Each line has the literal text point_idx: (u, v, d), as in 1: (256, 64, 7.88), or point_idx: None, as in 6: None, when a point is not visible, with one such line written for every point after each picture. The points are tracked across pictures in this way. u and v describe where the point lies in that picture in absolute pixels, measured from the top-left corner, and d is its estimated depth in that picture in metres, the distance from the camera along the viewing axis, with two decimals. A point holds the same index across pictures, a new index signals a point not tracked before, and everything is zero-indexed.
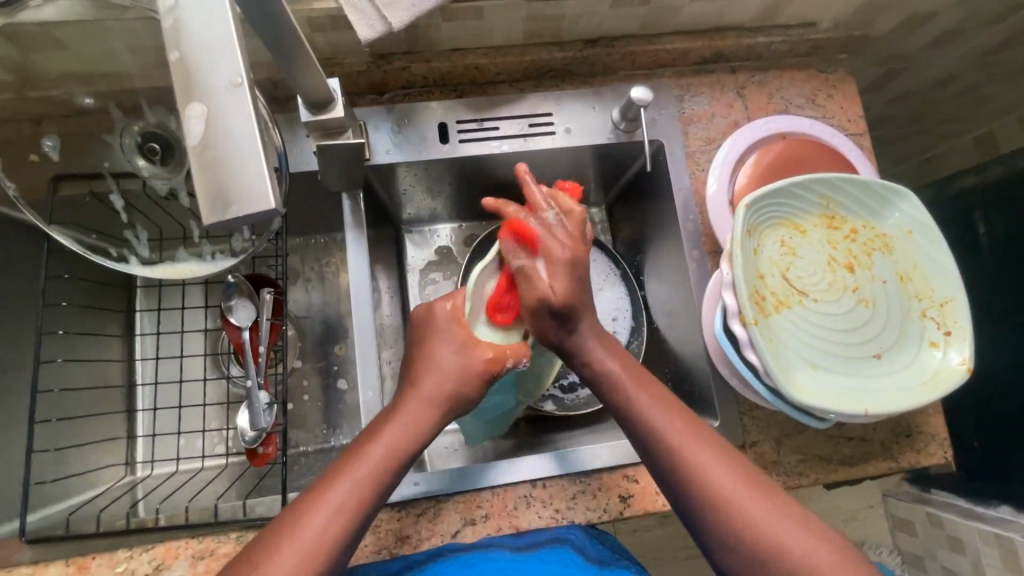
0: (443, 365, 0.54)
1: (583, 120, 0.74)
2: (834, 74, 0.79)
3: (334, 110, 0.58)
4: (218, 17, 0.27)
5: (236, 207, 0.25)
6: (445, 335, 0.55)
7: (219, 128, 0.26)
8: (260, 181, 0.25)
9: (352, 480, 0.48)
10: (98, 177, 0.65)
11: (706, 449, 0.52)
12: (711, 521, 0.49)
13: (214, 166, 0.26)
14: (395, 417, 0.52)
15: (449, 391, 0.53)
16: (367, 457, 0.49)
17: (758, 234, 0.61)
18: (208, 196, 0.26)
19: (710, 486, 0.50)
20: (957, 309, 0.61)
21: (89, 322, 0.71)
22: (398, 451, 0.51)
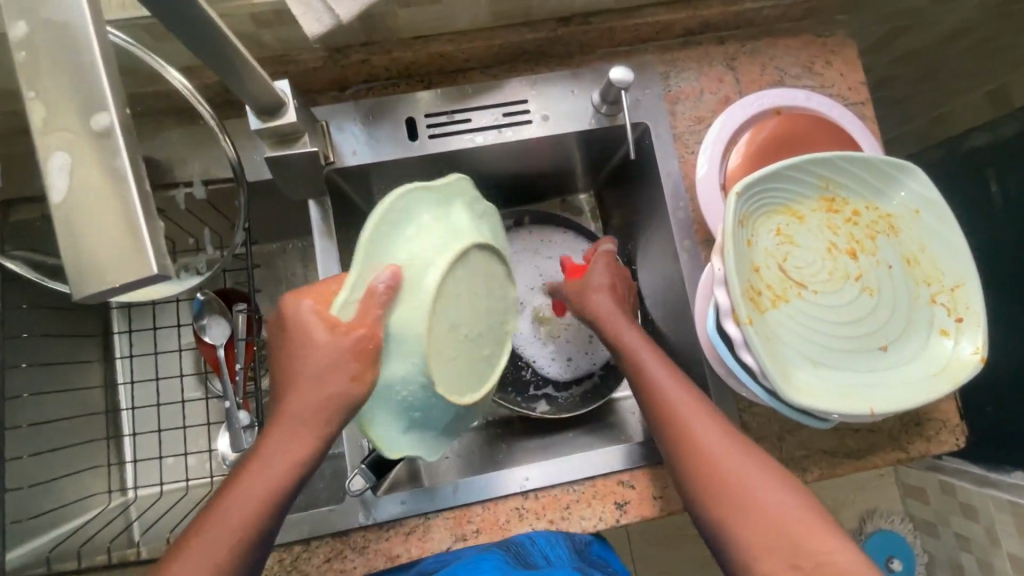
0: (313, 367, 0.45)
1: (561, 106, 0.69)
2: (832, 37, 0.73)
3: (285, 115, 0.54)
4: (83, 45, 0.23)
5: (115, 275, 0.22)
6: (312, 328, 0.45)
7: (92, 179, 0.23)
8: (137, 241, 0.22)
9: (243, 489, 0.45)
10: (48, 201, 0.61)
11: (707, 422, 0.53)
12: (691, 471, 0.52)
13: (88, 225, 0.22)
14: (273, 431, 0.46)
15: (321, 420, 0.45)
16: (258, 472, 0.46)
17: (752, 223, 0.57)
18: (78, 265, 0.22)
19: (707, 458, 0.51)
20: (969, 293, 0.56)
21: (59, 350, 0.69)
22: (286, 470, 0.46)
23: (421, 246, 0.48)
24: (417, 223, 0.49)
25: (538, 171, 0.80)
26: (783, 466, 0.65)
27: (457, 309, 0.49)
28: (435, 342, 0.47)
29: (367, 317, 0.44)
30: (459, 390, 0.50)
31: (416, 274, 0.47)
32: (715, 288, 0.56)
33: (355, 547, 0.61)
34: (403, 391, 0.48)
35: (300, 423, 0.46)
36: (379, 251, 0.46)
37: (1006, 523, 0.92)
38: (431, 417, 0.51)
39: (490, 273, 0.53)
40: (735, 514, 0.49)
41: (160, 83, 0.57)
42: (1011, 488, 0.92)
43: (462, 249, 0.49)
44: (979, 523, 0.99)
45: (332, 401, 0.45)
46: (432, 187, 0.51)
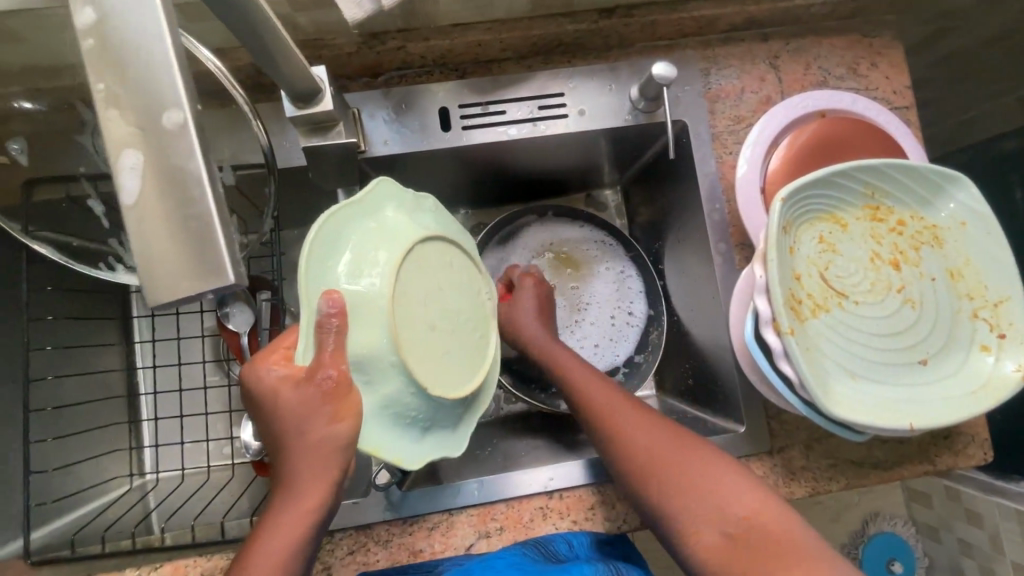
0: (296, 423, 0.44)
1: (598, 100, 0.67)
2: (879, 38, 0.71)
3: (321, 102, 0.52)
4: (152, 43, 0.23)
5: (189, 284, 0.22)
6: (286, 388, 0.44)
7: (164, 182, 0.22)
8: (215, 251, 0.22)
9: (269, 542, 0.45)
10: (73, 181, 0.60)
11: (641, 418, 0.57)
12: (636, 479, 0.53)
13: (159, 231, 0.22)
14: (284, 483, 0.46)
15: (324, 469, 0.45)
16: (275, 528, 0.45)
17: (795, 230, 0.55)
18: (150, 270, 0.22)
19: (638, 447, 0.54)
20: (1014, 309, 0.55)
21: (82, 332, 0.68)
22: (307, 513, 0.45)
23: (364, 266, 0.47)
24: (350, 243, 0.48)
25: (571, 165, 0.78)
26: (810, 475, 0.64)
27: (422, 305, 0.49)
28: (410, 343, 0.47)
29: (328, 353, 0.43)
30: (449, 380, 0.50)
31: (357, 295, 0.46)
32: (755, 295, 0.55)
33: (378, 540, 0.61)
34: (395, 399, 0.48)
35: (310, 472, 0.45)
36: (317, 282, 0.46)
37: (1014, 534, 0.93)
38: (429, 414, 0.50)
39: (450, 266, 0.52)
40: (669, 491, 0.50)
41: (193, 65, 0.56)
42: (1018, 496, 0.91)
43: (406, 254, 0.48)
44: (984, 530, 0.99)
45: (327, 451, 0.44)
46: (353, 202, 0.49)
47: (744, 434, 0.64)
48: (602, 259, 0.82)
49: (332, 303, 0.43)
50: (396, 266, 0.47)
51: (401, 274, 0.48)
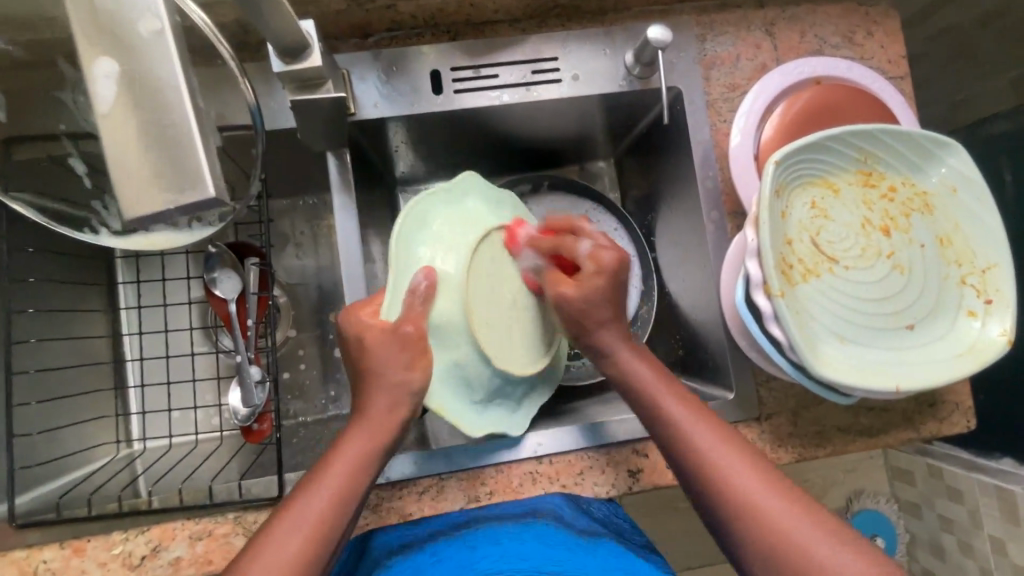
0: (382, 360, 0.50)
1: (591, 65, 0.66)
2: (875, 7, 0.70)
3: (310, 58, 0.51)
4: None
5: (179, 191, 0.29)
6: (371, 337, 0.51)
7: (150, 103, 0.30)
8: None
9: (339, 463, 0.48)
10: (53, 139, 0.58)
11: (786, 499, 0.46)
12: (733, 523, 0.46)
13: None
14: (359, 423, 0.50)
15: (395, 411, 0.50)
16: (336, 465, 0.48)
17: (787, 194, 0.55)
18: (143, 180, 0.29)
19: (797, 547, 0.43)
20: (1001, 275, 0.56)
21: (65, 298, 0.67)
22: (374, 442, 0.49)
23: (442, 248, 0.56)
24: (428, 230, 0.56)
25: (563, 134, 0.77)
26: (796, 442, 0.65)
27: (491, 288, 0.57)
28: (478, 317, 0.55)
29: (415, 313, 0.51)
30: (516, 357, 0.58)
31: (441, 272, 0.55)
32: (747, 259, 0.55)
33: (367, 505, 0.61)
34: (465, 365, 0.57)
35: (382, 411, 0.50)
36: (403, 250, 0.54)
37: (992, 507, 0.95)
38: (498, 381, 0.60)
39: (528, 264, 0.60)
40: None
41: None
42: (998, 472, 0.95)
43: (481, 240, 0.56)
44: (964, 506, 1.01)
45: (398, 380, 0.50)
46: (440, 189, 0.58)
47: (733, 401, 0.65)
48: (593, 229, 0.81)
49: (428, 273, 0.53)
50: (472, 250, 0.56)
51: (475, 257, 0.56)
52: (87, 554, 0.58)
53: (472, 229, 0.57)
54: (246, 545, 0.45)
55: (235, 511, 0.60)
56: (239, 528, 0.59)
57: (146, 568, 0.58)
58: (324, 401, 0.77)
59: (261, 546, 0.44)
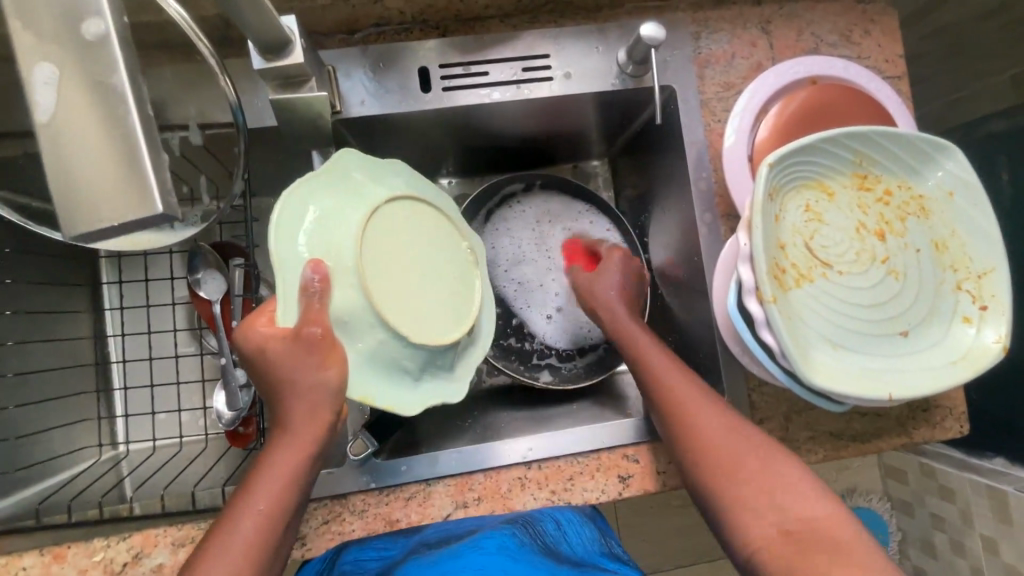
0: (292, 371, 0.47)
1: (584, 64, 0.65)
2: (873, 5, 0.69)
3: (291, 55, 0.49)
4: None
5: (109, 217, 0.23)
6: (279, 347, 0.47)
7: (74, 101, 0.23)
8: (140, 169, 0.23)
9: (267, 479, 0.47)
10: (29, 136, 0.57)
11: (717, 414, 0.54)
12: (714, 480, 0.52)
13: (79, 152, 0.23)
14: (282, 437, 0.48)
15: (317, 419, 0.48)
16: (263, 481, 0.47)
17: (781, 197, 0.54)
18: (74, 203, 0.23)
19: (724, 454, 0.52)
20: (996, 281, 0.55)
21: (45, 299, 0.65)
22: (302, 452, 0.47)
23: (326, 237, 0.49)
24: (309, 221, 0.49)
25: (555, 132, 0.76)
26: (788, 447, 0.64)
27: (389, 260, 0.51)
28: (381, 294, 0.49)
29: (316, 312, 0.46)
30: (435, 326, 0.52)
31: (335, 262, 0.48)
32: (739, 263, 0.54)
33: (354, 510, 0.60)
34: (383, 351, 0.50)
35: (302, 422, 0.47)
36: (285, 256, 0.47)
37: (982, 506, 0.95)
38: (421, 361, 0.53)
39: (416, 220, 0.54)
40: (731, 481, 0.51)
41: (153, 14, 0.52)
42: (989, 472, 0.95)
43: (369, 217, 0.50)
44: (956, 504, 1.01)
45: (314, 385, 0.47)
46: (315, 173, 0.51)
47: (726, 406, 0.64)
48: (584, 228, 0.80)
49: (313, 265, 0.47)
50: (361, 231, 0.49)
51: (367, 236, 0.50)
52: (67, 561, 0.57)
53: (352, 206, 0.51)
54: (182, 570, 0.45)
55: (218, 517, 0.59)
56: None
57: None
58: None
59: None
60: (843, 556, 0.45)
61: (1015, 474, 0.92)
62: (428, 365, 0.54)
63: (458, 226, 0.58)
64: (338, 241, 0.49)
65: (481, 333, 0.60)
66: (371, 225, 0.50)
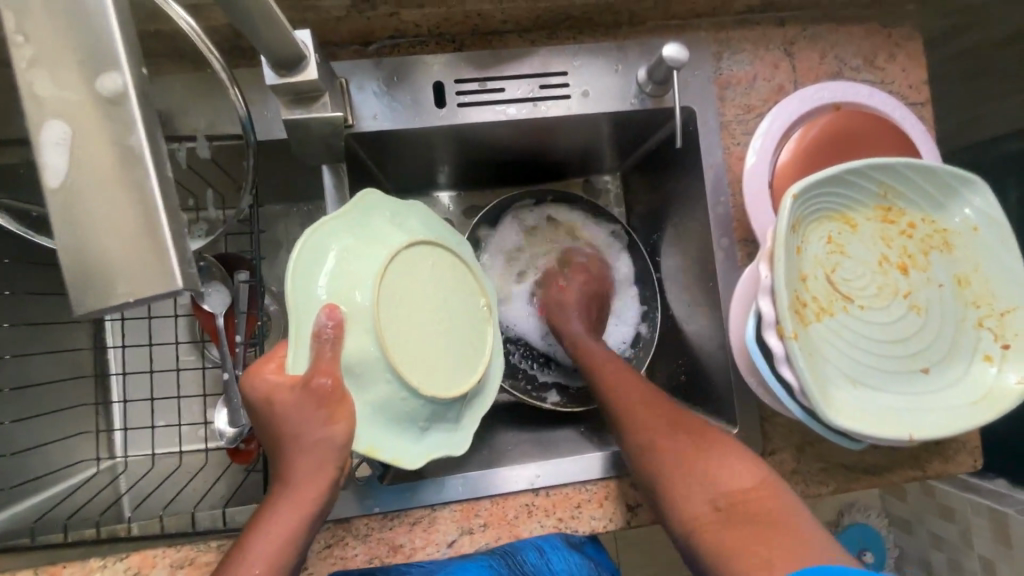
0: (298, 427, 0.46)
1: (602, 82, 0.64)
2: (898, 29, 0.68)
3: (306, 70, 0.48)
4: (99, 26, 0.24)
5: (121, 291, 0.23)
6: (285, 402, 0.46)
7: (86, 167, 0.23)
8: (159, 248, 0.23)
9: (264, 536, 0.46)
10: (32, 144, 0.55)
11: (655, 408, 0.56)
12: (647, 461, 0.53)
13: (91, 223, 0.23)
14: (283, 494, 0.47)
15: (322, 473, 0.47)
16: (261, 539, 0.46)
17: (804, 228, 0.53)
18: (84, 274, 0.23)
19: (653, 432, 0.54)
20: (1020, 320, 0.54)
21: (44, 309, 0.63)
22: (303, 510, 0.47)
23: (345, 282, 0.49)
24: (323, 265, 0.50)
25: (568, 149, 0.75)
26: (800, 478, 0.63)
27: (404, 307, 0.51)
28: (396, 345, 0.49)
29: (327, 361, 0.46)
30: (446, 378, 0.52)
31: (351, 307, 0.49)
32: (758, 295, 0.52)
33: (357, 534, 0.59)
34: (394, 403, 0.50)
35: (306, 481, 0.47)
36: (301, 297, 0.48)
37: (983, 529, 0.95)
38: (429, 412, 0.53)
39: (433, 269, 0.54)
40: (668, 463, 0.51)
41: (162, 23, 0.50)
42: (991, 494, 0.94)
43: (388, 264, 0.50)
44: (956, 525, 1.01)
45: (319, 441, 0.47)
46: (338, 215, 0.52)
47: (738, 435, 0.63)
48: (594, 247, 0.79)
49: (327, 313, 0.47)
50: (379, 276, 0.49)
51: (385, 283, 0.50)
52: None
53: (373, 251, 0.51)
54: None
55: (219, 539, 0.58)
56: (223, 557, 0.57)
57: None
58: None
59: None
60: (771, 526, 0.44)
61: (1017, 496, 0.91)
62: (438, 416, 0.54)
63: (477, 274, 0.58)
64: (352, 287, 0.49)
65: (491, 378, 0.60)
66: (387, 273, 0.50)
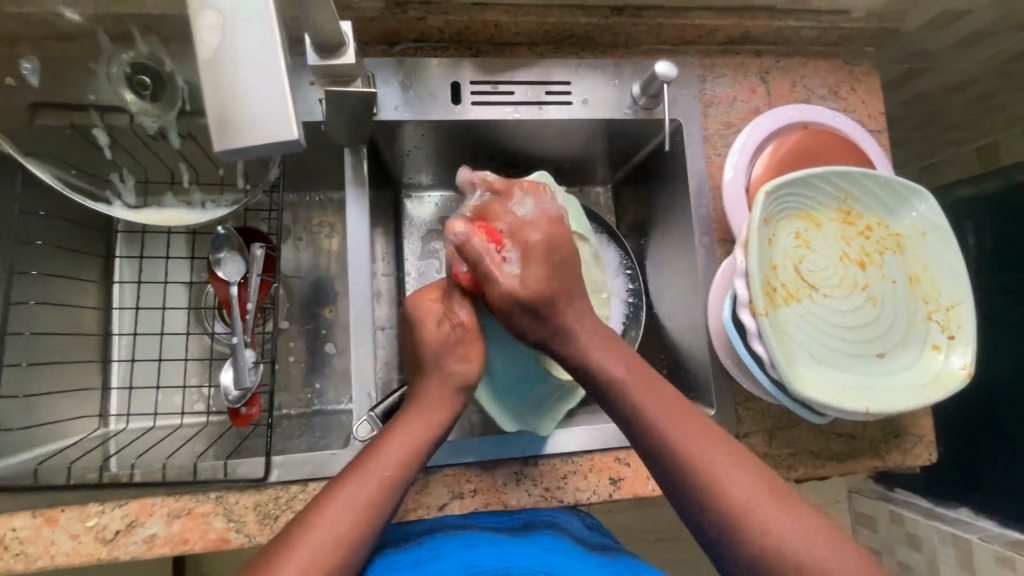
0: (453, 351, 0.58)
1: (601, 93, 0.71)
2: (858, 67, 0.77)
3: (345, 56, 0.54)
4: None
5: (250, 135, 0.30)
6: (433, 333, 0.58)
7: (228, 45, 0.31)
8: (284, 116, 0.30)
9: (387, 455, 0.52)
10: (81, 109, 0.60)
11: (759, 485, 0.51)
12: (693, 495, 0.52)
13: (230, 87, 0.31)
14: (406, 419, 0.55)
15: (445, 403, 0.57)
16: (387, 451, 0.53)
17: (775, 223, 0.60)
18: (225, 125, 0.31)
19: (703, 468, 0.52)
20: (962, 314, 0.60)
21: (67, 265, 0.67)
22: (425, 435, 0.55)
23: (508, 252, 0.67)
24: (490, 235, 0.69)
25: (565, 157, 0.82)
26: (770, 461, 0.68)
27: None
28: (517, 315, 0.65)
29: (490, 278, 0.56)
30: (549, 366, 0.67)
31: None
32: (734, 279, 0.58)
33: None
34: (506, 365, 0.69)
35: (428, 409, 0.56)
36: None
37: (948, 557, 0.94)
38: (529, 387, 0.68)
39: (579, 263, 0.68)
40: (716, 498, 0.51)
41: None
42: (955, 521, 0.95)
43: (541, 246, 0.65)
44: (923, 554, 0.99)
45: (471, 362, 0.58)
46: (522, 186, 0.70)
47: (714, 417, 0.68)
48: None
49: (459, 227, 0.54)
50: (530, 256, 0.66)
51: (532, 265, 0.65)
52: (59, 525, 0.57)
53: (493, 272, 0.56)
54: (289, 527, 0.48)
55: (217, 491, 0.60)
56: (220, 507, 0.59)
57: (119, 543, 0.57)
58: (307, 394, 0.78)
59: (304, 530, 0.48)
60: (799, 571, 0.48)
61: (979, 524, 0.93)
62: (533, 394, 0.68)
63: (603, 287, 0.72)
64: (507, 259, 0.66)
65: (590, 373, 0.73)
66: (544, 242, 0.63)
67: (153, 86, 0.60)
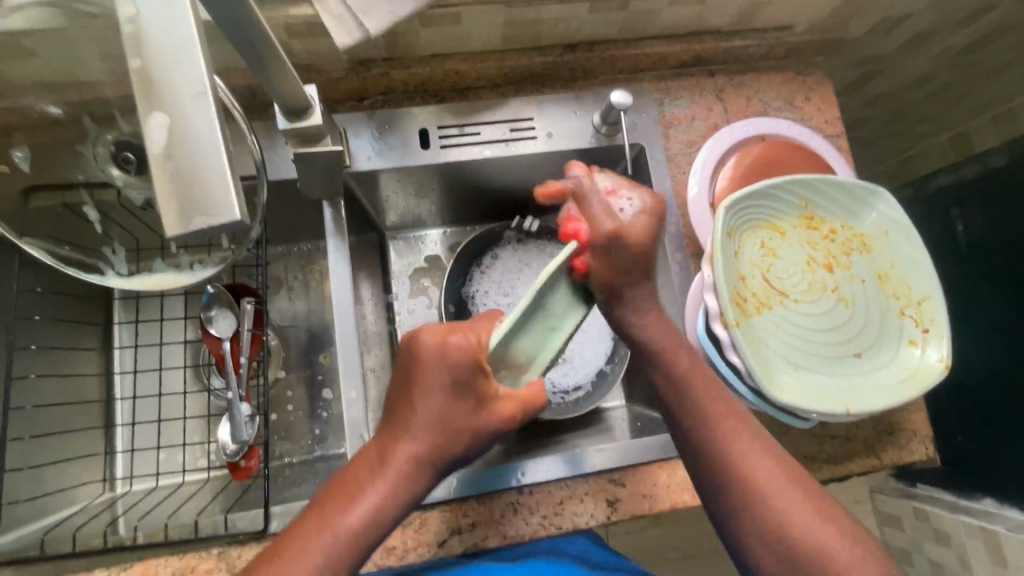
0: (438, 416, 0.49)
1: (564, 125, 0.74)
2: (810, 77, 0.80)
3: (311, 117, 0.57)
4: (185, 26, 0.31)
5: (199, 219, 0.28)
6: (437, 380, 0.49)
7: (177, 136, 0.29)
8: (227, 196, 0.29)
9: (340, 528, 0.46)
10: (71, 188, 0.64)
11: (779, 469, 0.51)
12: (720, 479, 0.52)
13: (178, 178, 0.29)
14: (377, 479, 0.48)
15: (419, 475, 0.49)
16: (353, 514, 0.47)
17: (739, 236, 0.62)
18: (172, 211, 0.29)
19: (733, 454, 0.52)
20: (934, 307, 0.61)
21: (66, 336, 0.70)
22: (392, 503, 0.48)
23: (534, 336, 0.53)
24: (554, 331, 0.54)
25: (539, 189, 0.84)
26: None
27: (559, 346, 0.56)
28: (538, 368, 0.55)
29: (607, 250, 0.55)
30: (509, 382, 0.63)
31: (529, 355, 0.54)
32: (704, 294, 0.60)
33: None
34: None
35: (400, 478, 0.48)
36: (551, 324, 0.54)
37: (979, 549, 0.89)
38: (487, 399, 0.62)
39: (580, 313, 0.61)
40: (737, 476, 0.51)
41: None
42: (981, 514, 0.90)
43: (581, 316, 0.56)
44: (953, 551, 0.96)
45: (460, 433, 0.49)
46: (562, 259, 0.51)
47: None
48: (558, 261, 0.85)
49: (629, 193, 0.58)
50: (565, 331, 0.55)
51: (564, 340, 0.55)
52: None
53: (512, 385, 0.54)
54: None
55: (219, 546, 0.60)
56: (222, 563, 0.60)
57: None
58: (310, 441, 0.80)
59: None
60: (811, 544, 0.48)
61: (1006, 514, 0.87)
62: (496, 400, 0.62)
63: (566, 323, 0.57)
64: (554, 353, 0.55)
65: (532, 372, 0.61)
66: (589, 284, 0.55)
67: (137, 160, 0.63)
